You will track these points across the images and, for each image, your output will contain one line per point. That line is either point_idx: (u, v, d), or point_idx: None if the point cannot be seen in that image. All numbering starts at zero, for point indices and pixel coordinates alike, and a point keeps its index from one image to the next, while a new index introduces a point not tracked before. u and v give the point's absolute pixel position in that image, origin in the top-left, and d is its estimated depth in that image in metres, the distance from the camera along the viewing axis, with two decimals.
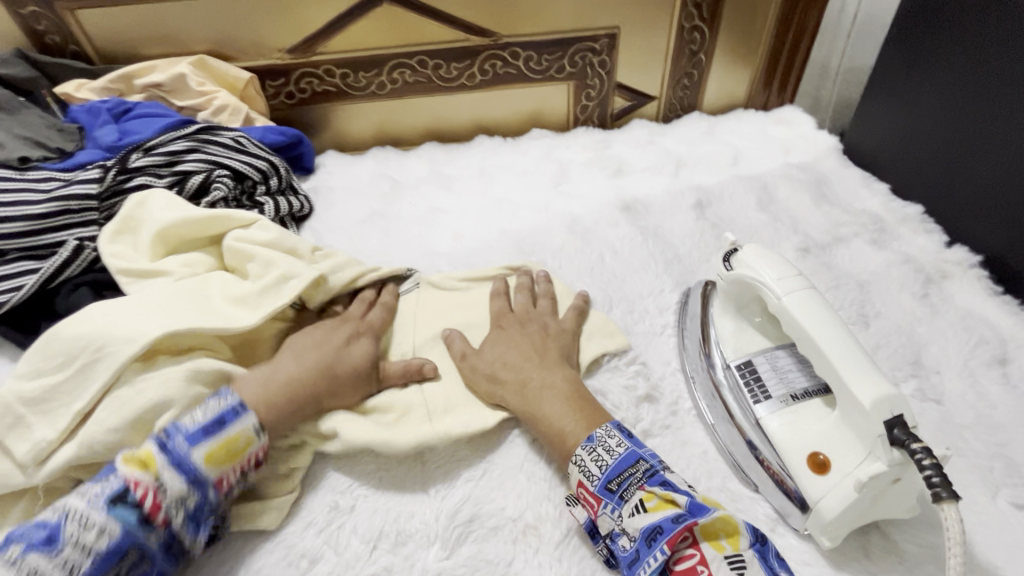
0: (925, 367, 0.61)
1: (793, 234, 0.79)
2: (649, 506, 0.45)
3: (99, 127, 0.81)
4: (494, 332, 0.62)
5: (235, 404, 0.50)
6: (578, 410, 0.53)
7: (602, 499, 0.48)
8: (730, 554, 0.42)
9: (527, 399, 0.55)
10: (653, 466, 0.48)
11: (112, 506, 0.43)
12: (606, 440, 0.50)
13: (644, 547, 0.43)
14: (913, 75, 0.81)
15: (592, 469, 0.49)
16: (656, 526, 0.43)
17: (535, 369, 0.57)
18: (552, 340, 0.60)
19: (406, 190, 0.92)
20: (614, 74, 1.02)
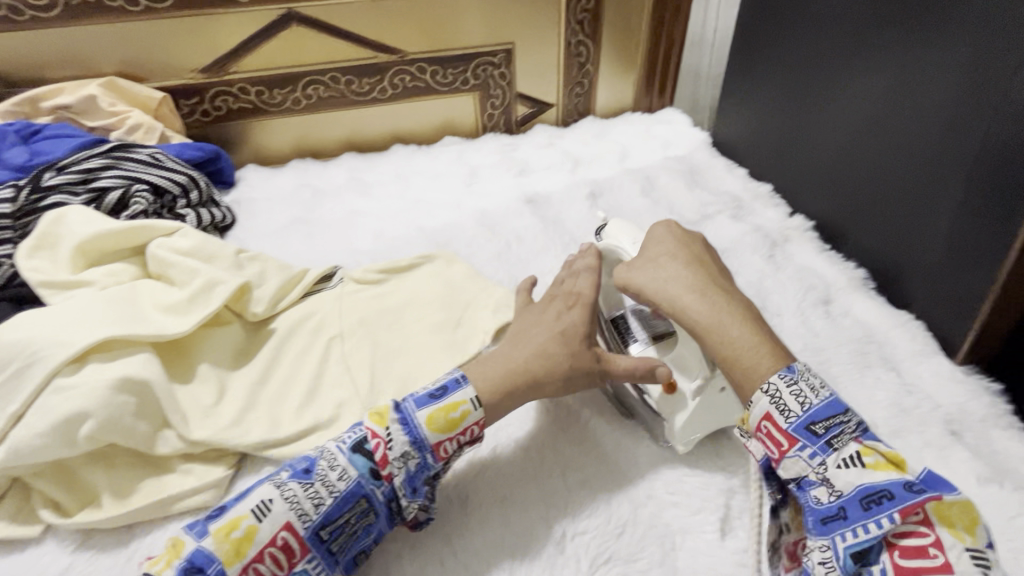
0: (769, 311, 0.75)
1: (669, 215, 0.93)
2: (867, 462, 0.42)
3: (7, 150, 0.82)
4: (659, 238, 0.61)
5: (456, 377, 0.55)
6: (764, 337, 0.50)
7: (799, 440, 0.44)
8: (972, 547, 0.38)
9: (710, 308, 0.53)
10: (864, 421, 0.45)
11: (353, 451, 0.50)
12: (808, 378, 0.46)
13: (857, 510, 0.41)
14: (759, 75, 0.98)
15: (792, 406, 0.45)
16: (885, 490, 0.40)
17: (706, 285, 0.55)
18: (717, 266, 0.59)
19: (327, 197, 0.99)
20: (514, 84, 1.13)
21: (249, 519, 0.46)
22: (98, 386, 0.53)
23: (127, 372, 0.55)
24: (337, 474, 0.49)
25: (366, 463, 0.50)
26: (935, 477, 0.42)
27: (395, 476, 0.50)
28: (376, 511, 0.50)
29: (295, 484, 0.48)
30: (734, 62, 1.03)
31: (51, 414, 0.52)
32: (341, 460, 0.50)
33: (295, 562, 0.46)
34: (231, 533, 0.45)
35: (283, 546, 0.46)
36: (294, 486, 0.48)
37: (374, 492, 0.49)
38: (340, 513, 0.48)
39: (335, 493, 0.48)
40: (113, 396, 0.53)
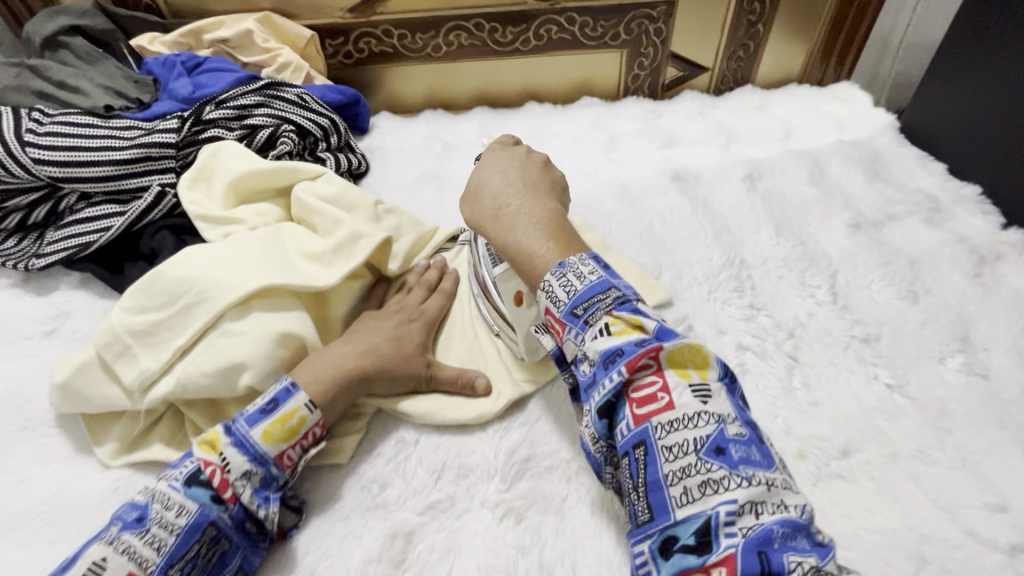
0: (973, 343, 0.63)
1: (844, 210, 0.79)
2: (613, 331, 0.44)
3: (174, 81, 0.85)
4: (489, 158, 0.64)
5: (288, 384, 0.52)
6: (552, 236, 0.53)
7: (567, 324, 0.46)
8: (696, 383, 0.41)
9: (500, 221, 0.57)
10: (625, 294, 0.46)
11: (187, 486, 0.46)
12: (578, 267, 0.48)
13: (600, 369, 0.42)
14: (986, 50, 0.80)
15: (561, 296, 0.47)
16: (617, 350, 0.42)
17: (512, 197, 0.58)
18: (544, 175, 0.63)
19: (458, 153, 0.94)
20: (669, 43, 1.02)
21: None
22: (261, 337, 0.54)
23: (286, 327, 0.56)
24: (174, 511, 0.45)
25: (205, 493, 0.46)
26: (665, 327, 0.44)
27: (241, 495, 0.47)
28: (230, 537, 0.46)
29: (128, 536, 0.43)
30: (956, 34, 0.84)
31: (218, 356, 0.54)
32: (176, 498, 0.45)
33: None
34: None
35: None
36: (126, 537, 0.43)
37: (223, 516, 0.46)
38: (187, 548, 0.44)
39: (175, 531, 0.44)
40: (272, 350, 0.55)
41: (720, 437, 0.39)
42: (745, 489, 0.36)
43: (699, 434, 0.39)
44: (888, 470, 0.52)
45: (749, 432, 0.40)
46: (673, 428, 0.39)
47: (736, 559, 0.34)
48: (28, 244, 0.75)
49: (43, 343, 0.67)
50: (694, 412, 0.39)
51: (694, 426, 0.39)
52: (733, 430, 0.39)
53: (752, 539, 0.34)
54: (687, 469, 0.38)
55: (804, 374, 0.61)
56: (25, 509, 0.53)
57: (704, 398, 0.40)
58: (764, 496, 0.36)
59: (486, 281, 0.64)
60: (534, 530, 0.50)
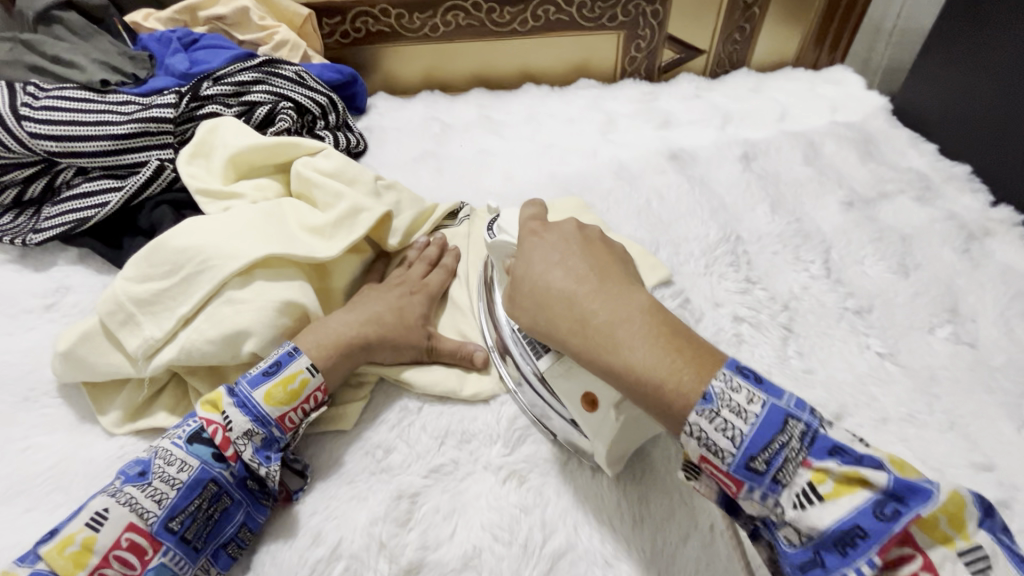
0: (962, 314, 0.64)
1: (838, 188, 0.81)
2: (824, 494, 0.33)
3: (170, 57, 0.84)
4: (529, 243, 0.48)
5: (290, 348, 0.53)
6: (672, 350, 0.37)
7: (744, 481, 0.35)
8: (965, 551, 0.31)
9: (594, 340, 0.40)
10: (811, 425, 0.35)
11: (190, 443, 0.47)
12: (730, 398, 0.35)
13: (831, 554, 0.32)
14: (976, 30, 0.82)
15: (720, 443, 0.35)
16: (855, 528, 0.32)
17: (593, 298, 0.41)
18: (609, 254, 0.46)
19: (456, 133, 0.94)
20: (665, 25, 1.02)
21: (84, 532, 0.42)
22: (265, 306, 0.55)
23: (289, 296, 0.56)
24: (176, 467, 0.46)
25: (206, 450, 0.47)
26: (898, 474, 0.33)
27: (242, 454, 0.48)
28: (231, 493, 0.47)
29: (130, 488, 0.45)
30: (950, 14, 0.86)
31: (222, 323, 0.54)
32: (178, 454, 0.47)
33: (148, 559, 0.44)
34: (66, 549, 0.42)
35: (131, 547, 0.43)
36: (129, 490, 0.44)
37: (223, 474, 0.47)
38: (188, 502, 0.46)
39: (176, 484, 0.45)
40: (277, 318, 0.55)
41: None
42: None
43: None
44: (880, 432, 0.54)
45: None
46: None
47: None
48: (25, 220, 0.74)
49: (43, 317, 0.67)
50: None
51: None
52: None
53: None
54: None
55: (798, 343, 0.62)
56: (29, 476, 0.53)
57: (984, 574, 0.31)
58: None
59: (491, 282, 0.62)
60: (536, 491, 0.51)
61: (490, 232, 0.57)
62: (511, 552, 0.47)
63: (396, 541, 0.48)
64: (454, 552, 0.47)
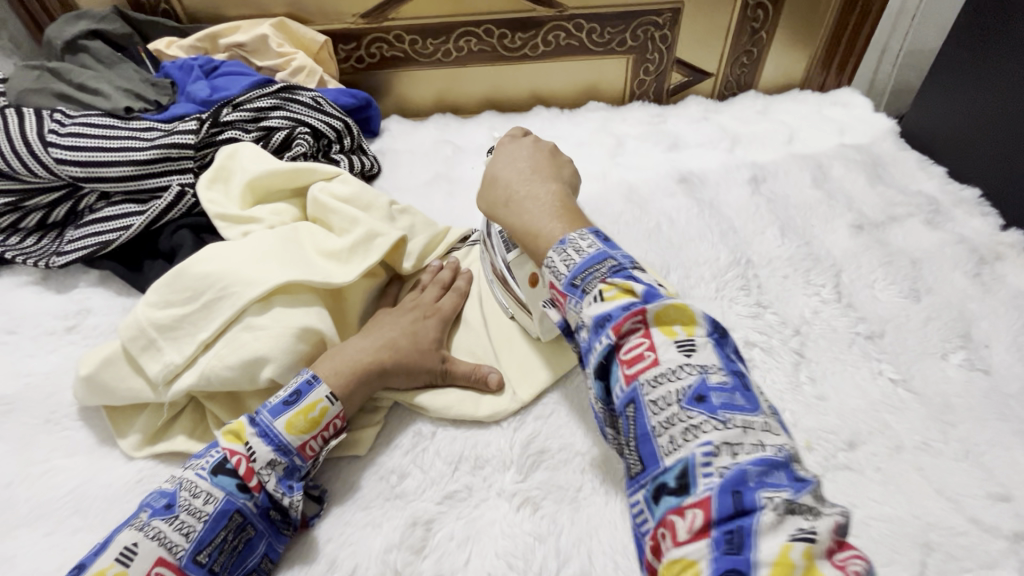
0: (975, 340, 0.64)
1: (848, 211, 0.81)
2: (607, 296, 0.44)
3: (191, 84, 0.87)
4: (499, 147, 0.65)
5: (309, 377, 0.54)
6: (556, 216, 0.54)
7: (568, 294, 0.47)
8: (681, 339, 0.42)
9: (509, 207, 0.58)
10: (621, 264, 0.47)
11: (214, 474, 0.48)
12: (577, 242, 0.49)
13: (595, 334, 0.44)
14: (984, 57, 0.83)
15: (562, 269, 0.48)
16: (606, 314, 0.43)
17: (521, 184, 0.59)
18: (551, 161, 0.63)
19: (468, 156, 0.96)
20: (674, 49, 1.04)
21: (114, 568, 0.42)
22: (284, 332, 0.56)
23: (307, 323, 0.57)
24: (202, 499, 0.47)
25: (230, 481, 0.48)
26: (659, 293, 0.45)
27: (265, 483, 0.49)
28: (255, 524, 0.48)
29: (158, 522, 0.45)
30: (957, 39, 0.86)
31: (241, 349, 0.55)
32: (203, 486, 0.47)
33: None
34: None
35: None
36: (156, 523, 0.45)
37: (247, 504, 0.48)
38: (214, 534, 0.46)
39: (202, 517, 0.46)
40: (294, 344, 0.56)
41: (702, 386, 0.39)
42: (721, 431, 0.37)
43: (681, 385, 0.39)
44: (894, 462, 0.54)
45: (733, 380, 0.40)
46: (659, 384, 0.40)
47: (711, 499, 0.35)
48: (48, 243, 0.76)
49: (64, 339, 0.68)
50: (678, 366, 0.40)
51: (677, 377, 0.40)
52: (716, 378, 0.40)
53: (727, 477, 0.35)
54: (670, 419, 0.39)
55: (810, 369, 0.62)
56: (51, 498, 0.54)
57: (689, 353, 0.41)
58: (741, 437, 0.37)
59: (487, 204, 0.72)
60: (551, 519, 0.51)
61: (490, 150, 0.71)
62: None
63: (411, 568, 0.48)
64: None
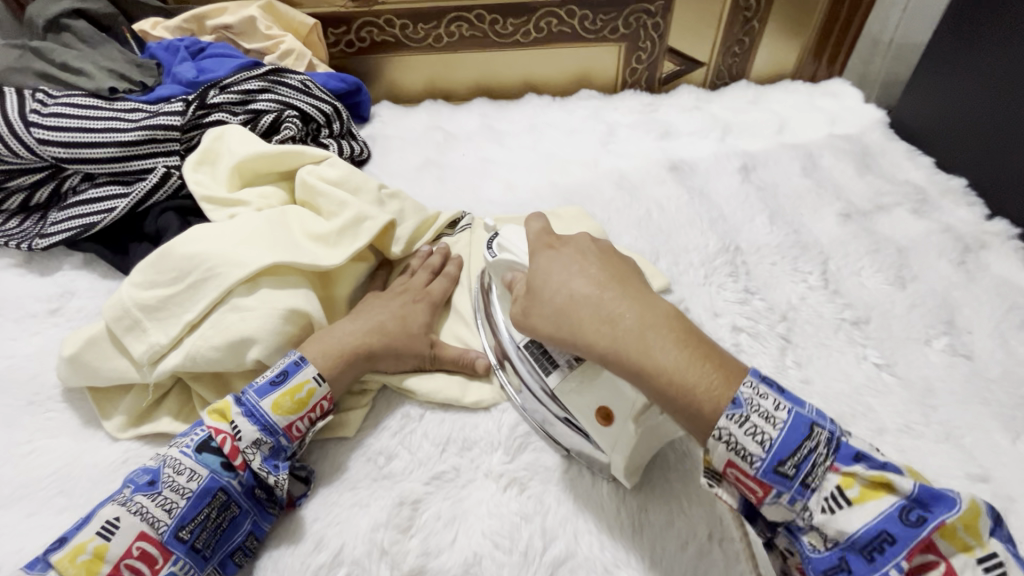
0: (958, 326, 0.65)
1: (836, 200, 0.82)
2: (852, 498, 0.37)
3: (177, 65, 0.86)
4: (545, 255, 0.48)
5: (297, 357, 0.53)
6: (698, 355, 0.40)
7: (772, 485, 0.38)
8: (982, 557, 0.35)
9: (620, 342, 0.41)
10: (834, 433, 0.38)
11: (198, 452, 0.48)
12: (758, 402, 0.38)
13: (858, 560, 0.36)
14: (971, 46, 0.83)
15: (749, 447, 0.38)
16: (883, 533, 0.35)
17: (619, 302, 0.43)
18: (622, 264, 0.48)
19: (459, 142, 0.95)
20: (666, 37, 1.04)
21: (96, 541, 0.43)
22: (270, 314, 0.55)
23: (294, 304, 0.57)
24: (185, 476, 0.46)
25: (215, 459, 0.48)
26: (920, 482, 0.37)
27: (250, 462, 0.49)
28: (239, 502, 0.48)
29: (140, 498, 0.45)
30: (946, 28, 0.87)
31: (227, 331, 0.55)
32: (187, 464, 0.47)
33: (158, 568, 0.44)
34: (78, 558, 0.42)
35: (142, 555, 0.44)
36: (139, 499, 0.45)
37: (232, 483, 0.48)
38: (197, 511, 0.46)
39: (186, 494, 0.46)
40: (280, 326, 0.56)
41: None
42: None
43: None
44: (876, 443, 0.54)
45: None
46: None
47: None
48: (31, 225, 0.75)
49: (47, 321, 0.67)
50: None
51: None
52: None
53: None
54: None
55: (796, 353, 0.63)
56: (34, 480, 0.54)
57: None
58: None
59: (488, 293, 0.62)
60: (537, 499, 0.51)
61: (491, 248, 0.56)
62: (511, 560, 0.48)
63: (397, 547, 0.48)
64: (455, 559, 0.48)
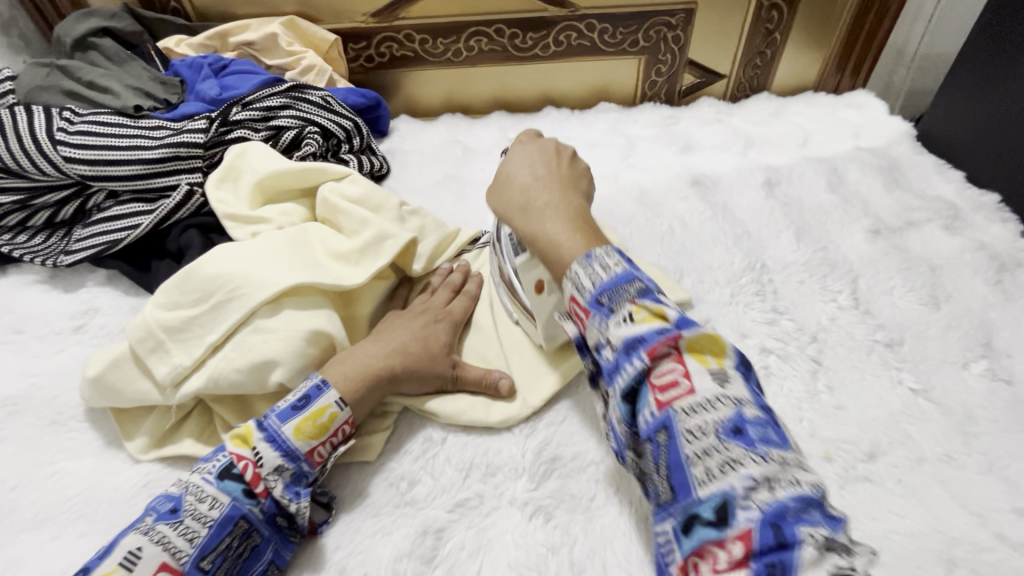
0: (997, 349, 0.63)
1: (864, 216, 0.80)
2: (637, 318, 0.43)
3: (201, 82, 0.86)
4: (515, 150, 0.62)
5: (319, 381, 0.53)
6: (578, 229, 0.52)
7: (591, 311, 0.46)
8: (714, 370, 0.41)
9: (528, 217, 0.55)
10: (648, 286, 0.46)
11: (220, 479, 0.47)
12: (604, 259, 0.48)
13: (623, 356, 0.42)
14: (1005, 59, 0.81)
15: (586, 284, 0.47)
16: (639, 336, 0.42)
17: (540, 189, 0.57)
18: (569, 171, 0.60)
19: (478, 157, 0.95)
20: (687, 50, 1.03)
21: (118, 572, 0.42)
22: (293, 336, 0.55)
23: (317, 326, 0.56)
24: (207, 504, 0.46)
25: (236, 487, 0.47)
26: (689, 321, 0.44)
27: (272, 489, 0.48)
28: (260, 530, 0.47)
29: (163, 527, 0.44)
30: (976, 40, 0.85)
31: (250, 353, 0.54)
32: (209, 491, 0.46)
33: None
34: None
35: None
36: (161, 528, 0.44)
37: (253, 511, 0.47)
38: (219, 540, 0.45)
39: (208, 522, 0.45)
40: (303, 349, 0.55)
41: (739, 417, 0.38)
42: (760, 466, 0.36)
43: (718, 416, 0.38)
44: (916, 474, 0.52)
45: (765, 414, 0.40)
46: (695, 412, 0.39)
47: (752, 535, 0.34)
48: (55, 242, 0.76)
49: (71, 339, 0.68)
50: (714, 396, 0.39)
51: (714, 407, 0.39)
52: (751, 412, 0.39)
53: (768, 513, 0.34)
54: (708, 450, 0.37)
55: (828, 377, 0.61)
56: (56, 502, 0.54)
57: (724, 384, 0.40)
58: (779, 473, 0.36)
59: None
60: (564, 529, 0.50)
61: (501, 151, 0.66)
62: None
63: None
64: None
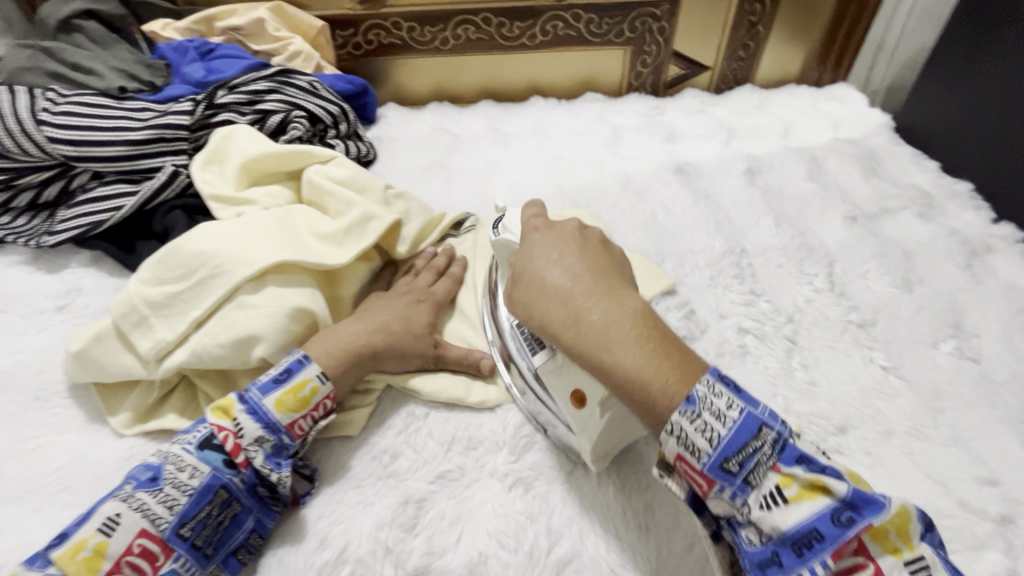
0: (966, 329, 0.65)
1: (842, 203, 0.82)
2: (789, 497, 0.36)
3: (186, 65, 0.86)
4: (531, 239, 0.50)
5: (300, 356, 0.53)
6: (659, 352, 0.40)
7: (716, 481, 0.37)
8: (908, 558, 0.34)
9: (586, 338, 0.42)
10: (781, 433, 0.38)
11: (200, 449, 0.48)
12: (711, 401, 0.38)
13: (788, 555, 0.35)
14: (977, 50, 0.83)
15: (698, 443, 0.37)
16: (812, 529, 0.35)
17: (588, 298, 0.43)
18: (606, 257, 0.48)
19: (464, 144, 0.96)
20: (672, 41, 1.04)
21: (97, 537, 0.42)
22: (277, 311, 0.56)
23: (300, 303, 0.57)
24: (187, 473, 0.46)
25: (217, 457, 0.48)
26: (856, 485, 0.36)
27: (252, 460, 0.49)
28: (241, 500, 0.48)
29: (142, 494, 0.45)
30: (950, 32, 0.88)
31: (233, 328, 0.55)
32: (189, 461, 0.47)
33: (158, 565, 0.44)
34: (78, 555, 0.42)
35: (143, 553, 0.43)
36: (141, 495, 0.45)
37: (234, 481, 0.48)
38: (199, 508, 0.46)
39: (188, 491, 0.46)
40: (287, 324, 0.56)
41: None
42: None
43: None
44: (884, 446, 0.54)
45: None
46: None
47: None
48: (39, 223, 0.75)
49: (54, 318, 0.68)
50: None
51: None
52: None
53: None
54: None
55: (803, 355, 0.63)
56: (38, 475, 0.54)
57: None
58: None
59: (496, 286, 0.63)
60: (542, 499, 0.51)
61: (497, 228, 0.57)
62: (517, 560, 0.47)
63: (402, 546, 0.48)
64: (460, 558, 0.48)
